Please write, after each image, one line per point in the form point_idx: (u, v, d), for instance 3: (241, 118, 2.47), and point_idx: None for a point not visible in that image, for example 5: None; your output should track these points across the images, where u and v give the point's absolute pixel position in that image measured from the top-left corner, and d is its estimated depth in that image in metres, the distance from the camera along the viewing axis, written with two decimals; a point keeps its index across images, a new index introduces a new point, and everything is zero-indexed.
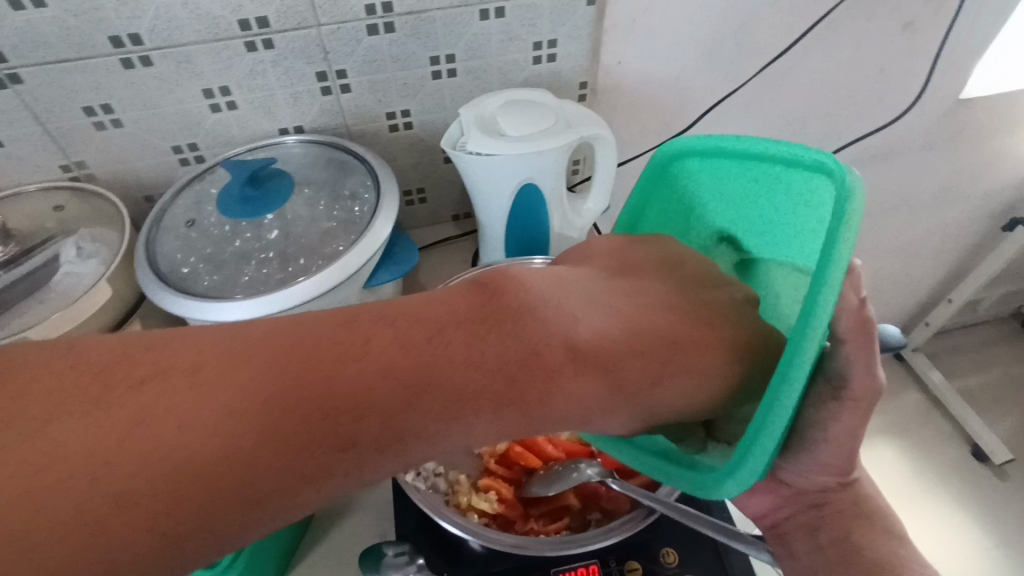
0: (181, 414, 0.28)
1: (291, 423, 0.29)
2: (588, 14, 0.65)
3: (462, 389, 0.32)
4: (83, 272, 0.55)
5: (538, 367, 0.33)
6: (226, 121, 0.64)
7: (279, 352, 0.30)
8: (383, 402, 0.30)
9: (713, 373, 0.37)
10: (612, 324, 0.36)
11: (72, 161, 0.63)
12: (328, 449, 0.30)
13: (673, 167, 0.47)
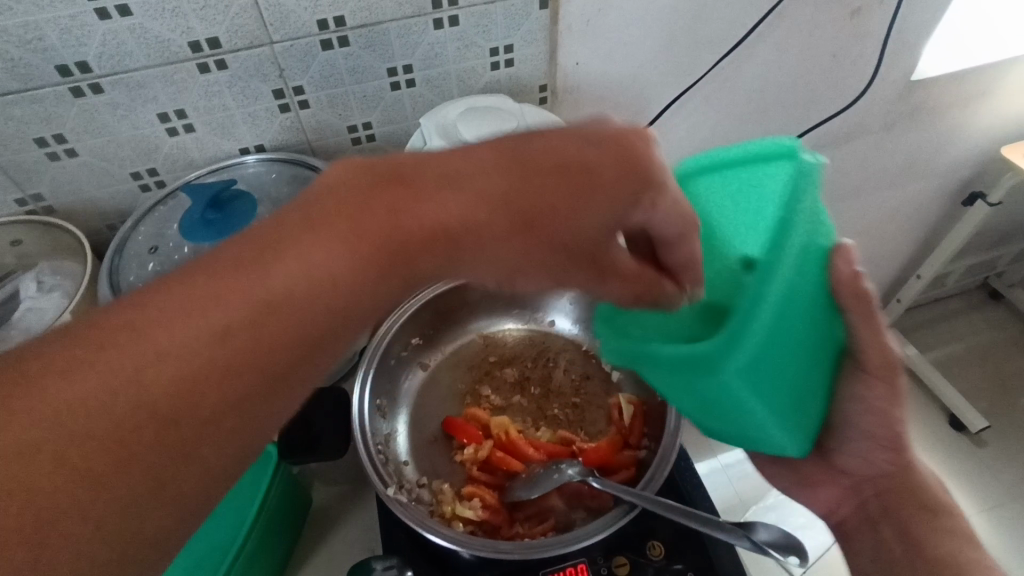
0: (48, 406, 0.26)
1: (205, 318, 0.29)
2: (542, 17, 0.66)
3: (332, 246, 0.31)
4: (45, 306, 0.55)
5: (402, 213, 0.33)
6: (184, 144, 0.63)
7: (134, 310, 0.28)
8: (289, 274, 0.30)
9: (610, 204, 0.36)
10: (495, 179, 0.35)
11: (27, 195, 0.62)
12: (260, 346, 0.30)
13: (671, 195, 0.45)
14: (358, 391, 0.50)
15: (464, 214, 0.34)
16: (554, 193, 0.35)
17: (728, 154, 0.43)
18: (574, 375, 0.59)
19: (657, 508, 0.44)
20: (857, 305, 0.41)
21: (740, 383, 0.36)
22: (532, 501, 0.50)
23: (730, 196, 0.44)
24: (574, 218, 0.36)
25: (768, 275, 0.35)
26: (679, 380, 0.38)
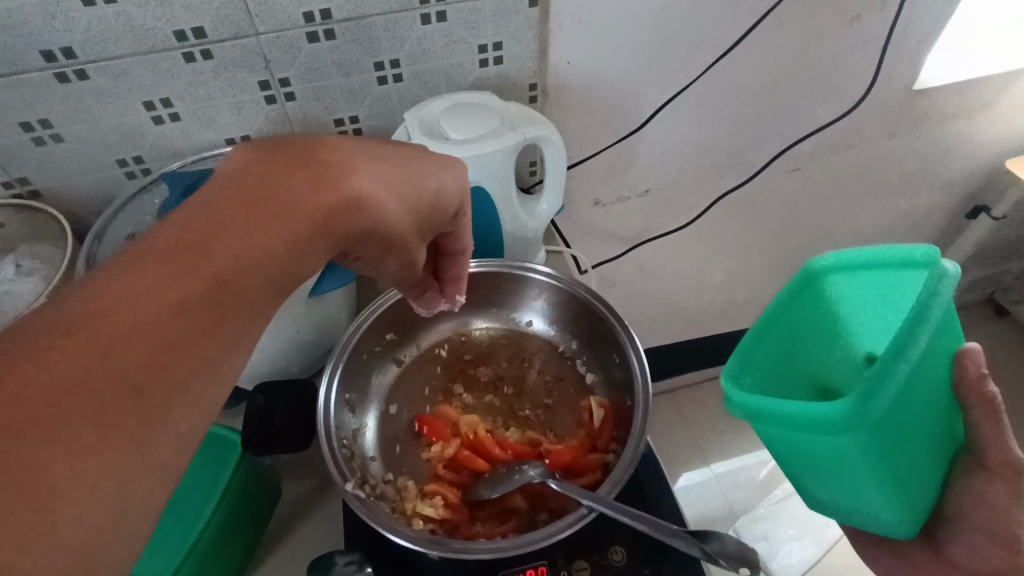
0: (45, 412, 0.24)
1: (181, 300, 0.29)
2: (531, 16, 0.65)
3: (262, 218, 0.33)
4: (22, 289, 0.55)
5: (321, 190, 0.35)
6: (169, 133, 0.63)
7: (105, 303, 0.27)
8: (246, 246, 0.32)
9: (453, 191, 0.43)
10: (398, 173, 0.40)
11: (14, 178, 0.62)
12: (229, 317, 0.31)
13: (812, 289, 0.42)
14: (323, 384, 0.50)
15: (372, 189, 0.38)
16: (420, 182, 0.41)
17: (874, 254, 0.40)
18: (547, 376, 0.58)
19: (615, 513, 0.43)
20: (984, 405, 0.39)
21: (859, 454, 0.34)
22: (495, 500, 0.49)
23: (872, 292, 0.41)
24: (432, 198, 0.42)
25: (900, 352, 0.33)
26: (790, 437, 0.36)
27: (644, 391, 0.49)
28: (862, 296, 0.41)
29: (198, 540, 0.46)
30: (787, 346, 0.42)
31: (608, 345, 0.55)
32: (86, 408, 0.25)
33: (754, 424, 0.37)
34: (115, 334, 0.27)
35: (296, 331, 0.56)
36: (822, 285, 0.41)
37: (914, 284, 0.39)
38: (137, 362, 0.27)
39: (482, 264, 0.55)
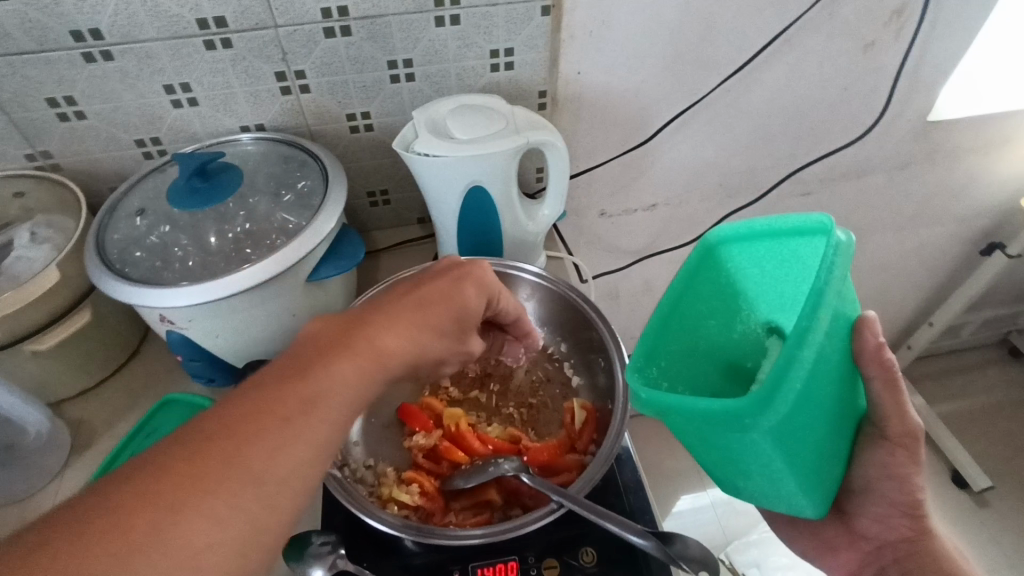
0: (231, 484, 0.32)
1: (311, 403, 0.36)
2: (544, 24, 0.67)
3: (354, 338, 0.40)
4: (33, 256, 0.57)
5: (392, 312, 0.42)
6: (187, 116, 0.66)
7: (256, 408, 0.34)
8: (349, 357, 0.38)
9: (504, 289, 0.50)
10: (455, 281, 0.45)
11: (37, 151, 0.65)
12: (346, 407, 0.37)
13: (709, 260, 0.42)
14: None
15: (434, 298, 0.44)
16: (455, 290, 0.45)
17: (770, 223, 0.39)
18: (534, 376, 0.58)
19: (585, 510, 0.43)
20: (884, 375, 0.40)
21: (769, 445, 0.35)
22: (470, 492, 0.49)
23: (766, 264, 0.41)
24: (445, 293, 0.45)
25: (801, 338, 0.33)
26: (704, 433, 0.36)
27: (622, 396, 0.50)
28: (756, 263, 0.41)
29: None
30: (689, 324, 0.43)
31: (593, 350, 0.56)
32: (251, 478, 0.32)
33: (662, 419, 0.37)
34: (258, 427, 0.34)
35: (291, 315, 0.59)
36: (717, 257, 0.42)
37: (809, 256, 0.38)
38: (285, 442, 0.34)
39: None
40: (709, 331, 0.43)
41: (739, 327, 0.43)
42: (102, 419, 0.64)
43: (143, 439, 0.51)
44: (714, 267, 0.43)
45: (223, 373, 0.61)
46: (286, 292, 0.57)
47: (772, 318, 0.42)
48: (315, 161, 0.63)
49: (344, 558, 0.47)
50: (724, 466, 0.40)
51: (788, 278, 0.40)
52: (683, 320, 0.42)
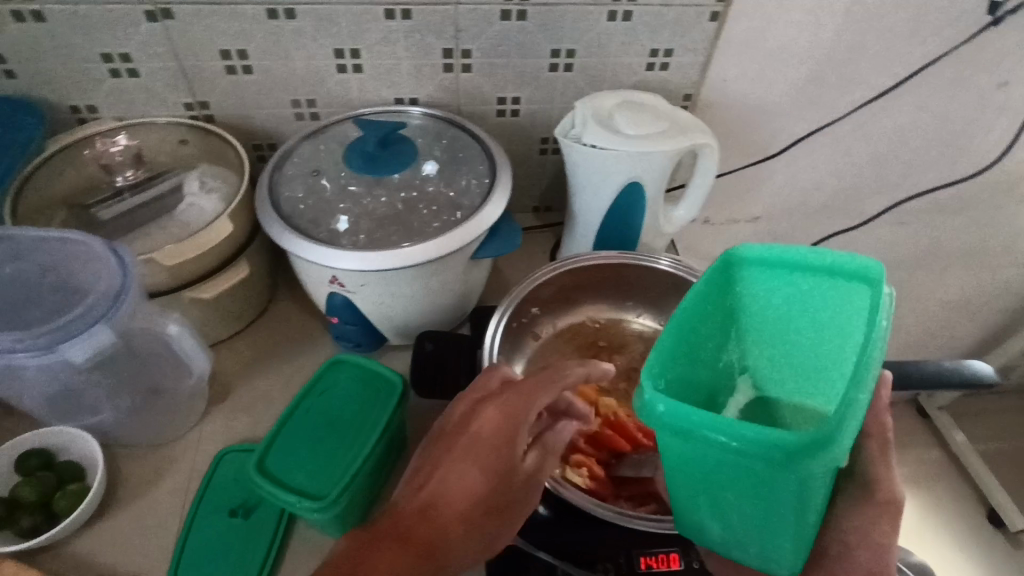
0: None
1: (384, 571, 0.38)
2: (708, 30, 0.67)
3: (438, 499, 0.41)
4: (204, 205, 0.58)
5: (457, 466, 0.43)
6: (347, 83, 0.66)
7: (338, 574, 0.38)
8: (422, 520, 0.41)
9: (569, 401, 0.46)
10: (509, 419, 0.43)
11: (196, 101, 0.66)
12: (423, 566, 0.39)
13: (727, 280, 0.37)
14: (490, 332, 0.52)
15: (484, 440, 0.43)
16: (525, 421, 0.43)
17: (806, 255, 0.36)
18: None
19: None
20: (881, 437, 0.41)
21: (794, 488, 0.31)
22: (638, 481, 0.51)
23: (778, 297, 0.37)
24: (491, 430, 0.43)
25: (859, 383, 0.30)
26: (729, 471, 0.32)
27: None
28: (769, 294, 0.38)
29: (355, 476, 0.47)
30: (698, 344, 0.36)
31: None
32: None
33: (677, 442, 0.31)
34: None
35: (446, 291, 0.60)
36: (735, 277, 0.37)
37: (842, 302, 0.36)
38: None
39: (672, 264, 0.58)
40: (705, 355, 0.37)
41: (724, 357, 0.39)
42: (236, 374, 0.66)
43: (315, 397, 0.52)
44: (727, 288, 0.38)
45: (370, 339, 0.63)
46: (449, 269, 0.58)
47: (753, 360, 0.39)
48: (477, 142, 0.63)
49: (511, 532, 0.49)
50: (712, 507, 0.36)
51: (801, 320, 0.37)
52: (697, 339, 0.36)
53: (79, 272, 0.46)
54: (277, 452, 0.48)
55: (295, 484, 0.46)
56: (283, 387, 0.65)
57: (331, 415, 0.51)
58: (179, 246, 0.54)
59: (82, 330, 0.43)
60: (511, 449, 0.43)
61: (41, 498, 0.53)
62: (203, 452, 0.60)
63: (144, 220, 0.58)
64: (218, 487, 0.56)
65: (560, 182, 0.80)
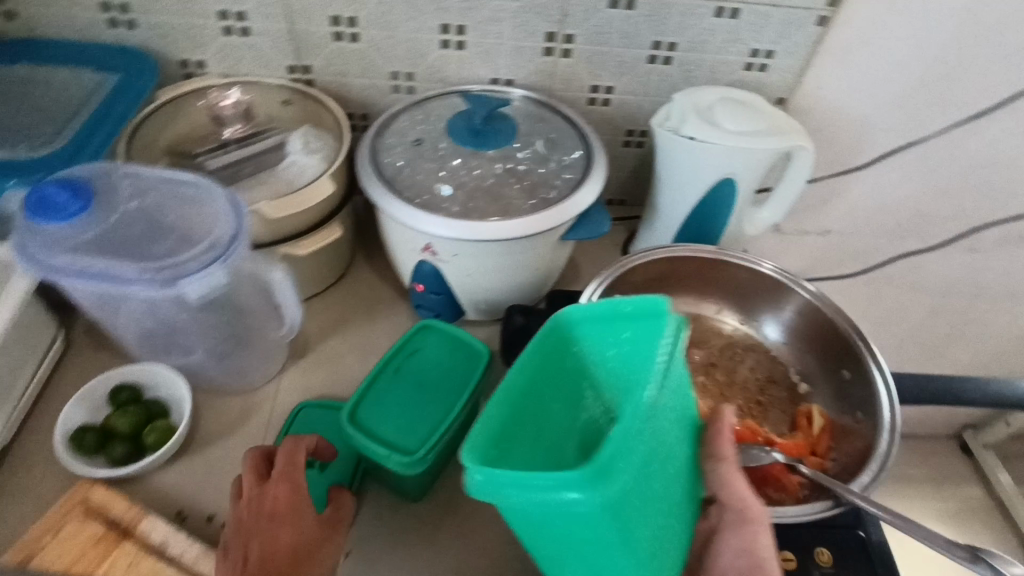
0: None
1: None
2: (813, 34, 0.66)
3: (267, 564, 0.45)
4: (306, 163, 0.60)
5: (256, 543, 0.46)
6: (448, 59, 0.67)
7: None
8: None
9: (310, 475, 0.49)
10: (275, 505, 0.47)
11: (300, 64, 0.67)
12: None
13: (552, 339, 0.35)
14: (582, 306, 0.52)
15: (273, 524, 0.46)
16: (303, 497, 0.48)
17: (609, 304, 0.34)
18: (759, 375, 0.61)
19: (881, 510, 0.42)
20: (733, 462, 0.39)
21: (598, 517, 0.30)
22: None
23: (611, 348, 0.35)
24: (290, 495, 0.48)
25: (598, 476, 0.29)
26: (552, 520, 0.32)
27: (891, 423, 0.49)
28: (600, 350, 0.35)
29: (441, 435, 0.49)
30: (523, 415, 0.34)
31: (838, 360, 0.56)
32: None
33: (498, 498, 0.31)
34: None
35: (531, 269, 0.61)
36: (568, 341, 0.35)
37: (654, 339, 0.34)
38: None
39: (776, 267, 0.58)
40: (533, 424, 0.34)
41: (583, 413, 0.34)
42: (314, 334, 0.67)
43: (403, 356, 0.55)
44: (562, 348, 0.36)
45: (450, 310, 0.65)
46: (539, 247, 0.58)
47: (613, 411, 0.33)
48: (573, 126, 0.64)
49: None
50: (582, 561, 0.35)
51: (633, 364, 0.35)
52: (528, 407, 0.34)
53: (197, 214, 0.48)
54: (367, 404, 0.51)
55: (384, 436, 0.49)
56: (359, 349, 0.66)
57: (419, 375, 0.53)
58: (285, 201, 0.55)
59: (202, 268, 0.45)
60: (291, 511, 0.47)
61: (131, 431, 0.55)
62: (281, 404, 0.62)
63: (247, 172, 0.60)
64: (297, 437, 0.57)
65: (639, 176, 0.80)
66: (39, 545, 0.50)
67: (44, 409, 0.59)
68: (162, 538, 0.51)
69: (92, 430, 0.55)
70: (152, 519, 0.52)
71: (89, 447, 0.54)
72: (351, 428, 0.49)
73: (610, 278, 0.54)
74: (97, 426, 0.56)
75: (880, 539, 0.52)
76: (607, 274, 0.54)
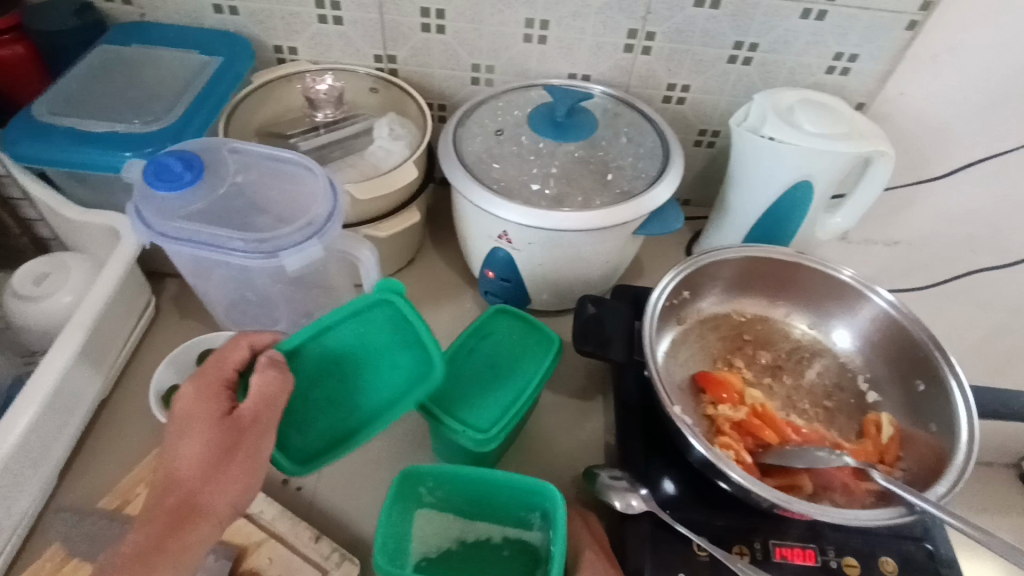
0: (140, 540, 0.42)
1: (188, 480, 0.44)
2: (901, 38, 0.66)
3: (177, 436, 0.45)
4: (392, 149, 0.63)
5: (175, 421, 0.46)
6: (529, 53, 0.69)
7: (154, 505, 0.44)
8: (173, 446, 0.45)
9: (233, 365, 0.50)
10: (188, 392, 0.47)
11: (386, 54, 0.70)
12: (207, 487, 0.44)
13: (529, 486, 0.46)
14: (654, 299, 0.53)
15: (186, 405, 0.47)
16: (222, 392, 0.48)
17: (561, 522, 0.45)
18: (826, 381, 0.59)
19: (956, 519, 0.42)
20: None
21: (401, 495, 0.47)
22: (783, 474, 0.50)
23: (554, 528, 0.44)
24: (199, 396, 0.47)
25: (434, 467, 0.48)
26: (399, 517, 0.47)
27: (971, 436, 0.48)
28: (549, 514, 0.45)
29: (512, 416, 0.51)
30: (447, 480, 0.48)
31: (914, 370, 0.55)
32: (145, 541, 0.42)
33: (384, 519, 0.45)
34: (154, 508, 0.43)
35: (603, 261, 0.62)
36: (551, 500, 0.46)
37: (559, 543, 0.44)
38: (167, 508, 0.43)
39: (855, 276, 0.58)
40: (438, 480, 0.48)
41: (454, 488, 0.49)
42: None
43: (476, 339, 0.57)
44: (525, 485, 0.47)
45: (518, 298, 0.66)
46: (613, 240, 0.59)
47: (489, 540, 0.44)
48: (649, 122, 0.64)
49: (649, 500, 0.50)
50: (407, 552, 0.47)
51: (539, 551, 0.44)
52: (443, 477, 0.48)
53: (296, 193, 0.51)
54: (441, 383, 0.53)
55: (458, 414, 0.51)
56: None
57: (491, 357, 0.56)
58: (372, 184, 0.58)
59: (300, 241, 0.48)
60: (206, 390, 0.48)
61: None
62: None
63: (336, 156, 0.64)
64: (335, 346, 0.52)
65: (708, 178, 0.80)
66: (132, 494, 0.52)
67: (138, 366, 0.63)
68: None
69: (183, 390, 0.57)
70: None
71: None
72: (426, 403, 0.51)
73: (680, 276, 0.56)
74: (186, 387, 0.58)
75: (949, 554, 0.50)
76: (676, 272, 0.56)
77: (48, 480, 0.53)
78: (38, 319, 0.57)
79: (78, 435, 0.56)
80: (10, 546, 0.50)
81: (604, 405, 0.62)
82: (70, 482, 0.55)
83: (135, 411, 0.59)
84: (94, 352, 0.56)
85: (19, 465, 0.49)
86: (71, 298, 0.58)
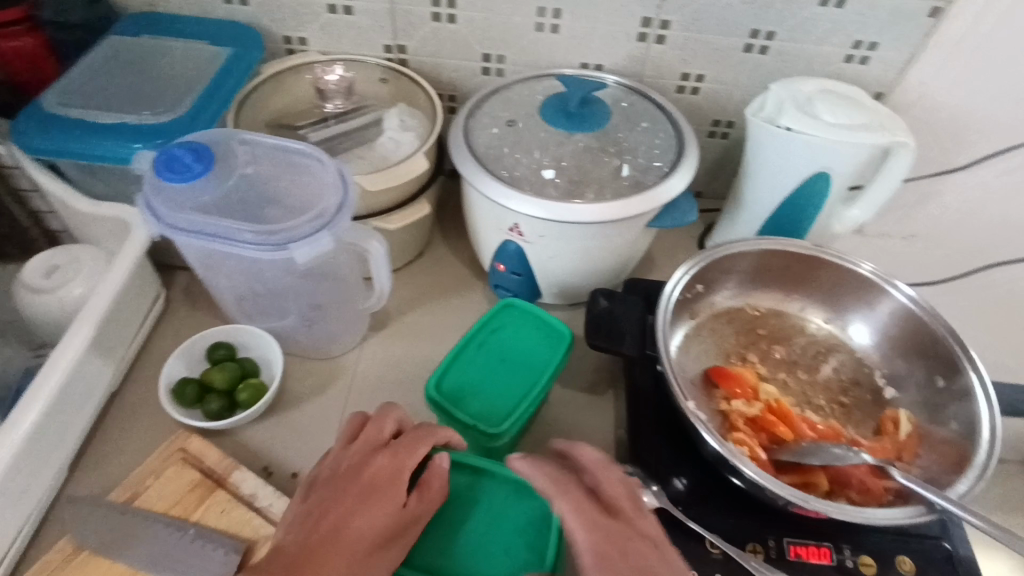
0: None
1: (338, 543, 0.42)
2: (924, 26, 0.63)
3: (339, 496, 0.45)
4: (401, 140, 0.63)
5: (345, 485, 0.45)
6: (541, 42, 0.68)
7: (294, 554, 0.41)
8: (335, 505, 0.44)
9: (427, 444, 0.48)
10: (360, 458, 0.47)
11: (396, 44, 0.69)
12: (355, 556, 0.42)
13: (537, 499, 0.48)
14: (668, 293, 0.52)
15: (359, 469, 0.46)
16: (402, 469, 0.46)
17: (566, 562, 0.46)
18: (843, 376, 0.58)
19: (977, 518, 0.41)
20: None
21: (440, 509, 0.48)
22: (798, 470, 0.49)
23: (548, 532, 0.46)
24: (389, 467, 0.46)
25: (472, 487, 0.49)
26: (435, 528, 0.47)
27: (994, 435, 0.47)
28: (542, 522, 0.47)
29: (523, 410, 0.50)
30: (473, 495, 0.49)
31: (934, 366, 0.54)
32: None
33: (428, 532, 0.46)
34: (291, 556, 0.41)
35: (615, 254, 0.61)
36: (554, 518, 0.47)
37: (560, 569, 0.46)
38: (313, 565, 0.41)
39: (875, 270, 0.57)
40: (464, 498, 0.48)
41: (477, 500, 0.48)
42: (395, 306, 0.69)
43: (488, 332, 0.56)
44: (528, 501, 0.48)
45: (526, 291, 0.66)
46: (626, 232, 0.58)
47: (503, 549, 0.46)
48: (663, 113, 0.63)
49: (660, 495, 0.50)
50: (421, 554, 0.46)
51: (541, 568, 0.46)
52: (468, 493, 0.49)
53: (308, 184, 0.51)
54: (451, 377, 0.53)
55: (468, 409, 0.51)
56: (437, 324, 0.68)
57: (502, 351, 0.55)
58: (382, 174, 0.57)
59: (311, 233, 0.47)
60: (392, 470, 0.46)
61: (228, 387, 0.57)
62: (362, 370, 0.63)
63: (346, 147, 0.63)
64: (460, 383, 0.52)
65: (722, 169, 0.79)
66: (142, 486, 0.53)
67: (148, 359, 0.63)
68: (252, 490, 0.53)
69: (192, 382, 0.57)
70: (243, 471, 0.54)
71: (189, 399, 0.57)
72: (435, 397, 0.51)
73: (694, 270, 0.54)
74: (195, 379, 0.58)
75: (968, 554, 0.49)
76: (689, 266, 0.55)
77: (59, 471, 0.53)
78: (50, 311, 0.57)
79: (89, 427, 0.56)
80: (23, 536, 0.50)
81: (615, 400, 0.62)
82: (81, 474, 0.55)
83: (145, 402, 0.60)
84: (105, 344, 0.56)
85: (31, 456, 0.49)
86: (82, 290, 0.58)
